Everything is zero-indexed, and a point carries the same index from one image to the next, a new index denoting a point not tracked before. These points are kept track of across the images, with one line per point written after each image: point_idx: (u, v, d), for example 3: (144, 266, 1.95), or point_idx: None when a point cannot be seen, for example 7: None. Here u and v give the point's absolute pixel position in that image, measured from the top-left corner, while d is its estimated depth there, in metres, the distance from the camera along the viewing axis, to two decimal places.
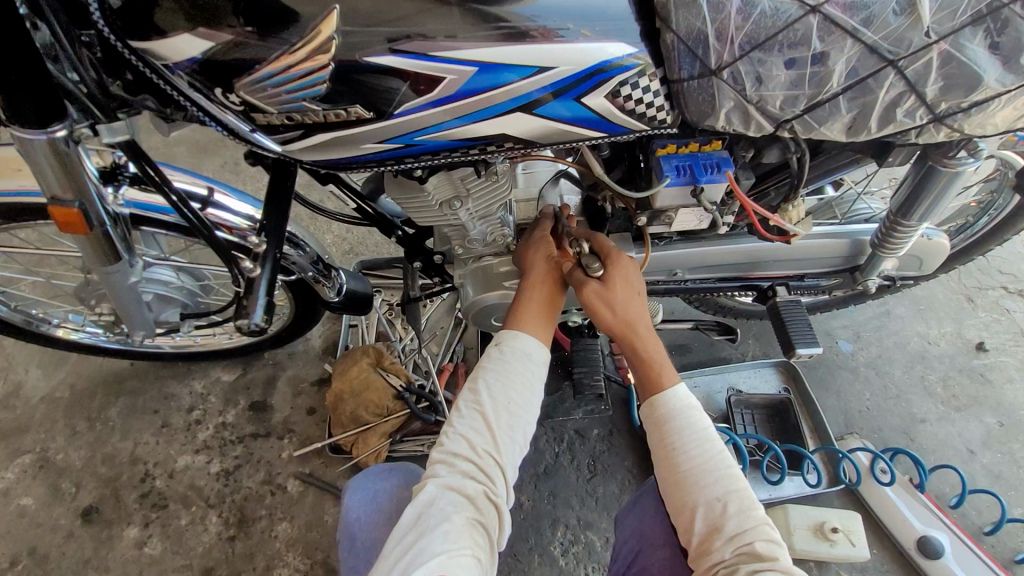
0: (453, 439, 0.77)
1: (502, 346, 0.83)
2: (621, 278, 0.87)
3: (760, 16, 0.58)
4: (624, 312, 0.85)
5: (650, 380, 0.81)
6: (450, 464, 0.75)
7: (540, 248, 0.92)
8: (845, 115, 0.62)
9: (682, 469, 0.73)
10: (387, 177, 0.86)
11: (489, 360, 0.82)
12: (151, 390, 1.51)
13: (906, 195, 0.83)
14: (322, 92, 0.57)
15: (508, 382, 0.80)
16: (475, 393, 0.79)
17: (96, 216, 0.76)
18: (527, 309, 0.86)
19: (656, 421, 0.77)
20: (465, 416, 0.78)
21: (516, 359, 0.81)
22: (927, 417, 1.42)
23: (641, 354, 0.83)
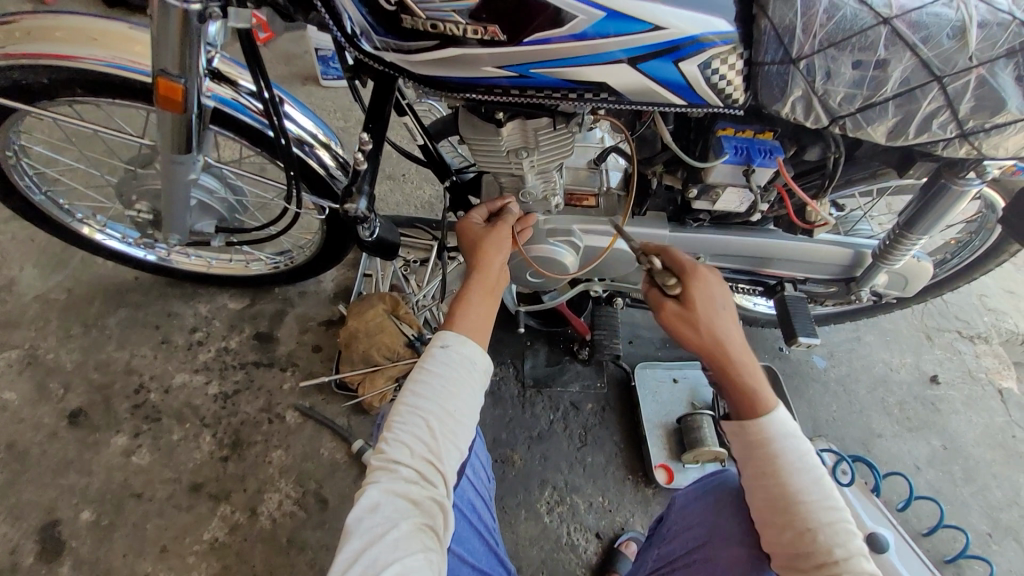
0: (394, 447, 0.71)
1: (444, 349, 0.78)
2: (698, 301, 0.85)
3: (841, 19, 0.69)
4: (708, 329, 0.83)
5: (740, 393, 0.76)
6: (392, 471, 0.70)
7: (491, 247, 0.94)
8: (890, 118, 0.73)
9: (771, 492, 0.70)
10: (465, 116, 0.92)
11: (429, 363, 0.77)
12: (154, 305, 1.48)
13: (914, 212, 0.95)
14: (469, 8, 0.64)
15: (449, 392, 0.75)
16: (415, 403, 0.74)
17: (194, 99, 0.80)
18: (465, 313, 0.83)
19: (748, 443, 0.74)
20: (407, 426, 0.72)
21: (458, 366, 0.77)
22: (883, 433, 1.57)
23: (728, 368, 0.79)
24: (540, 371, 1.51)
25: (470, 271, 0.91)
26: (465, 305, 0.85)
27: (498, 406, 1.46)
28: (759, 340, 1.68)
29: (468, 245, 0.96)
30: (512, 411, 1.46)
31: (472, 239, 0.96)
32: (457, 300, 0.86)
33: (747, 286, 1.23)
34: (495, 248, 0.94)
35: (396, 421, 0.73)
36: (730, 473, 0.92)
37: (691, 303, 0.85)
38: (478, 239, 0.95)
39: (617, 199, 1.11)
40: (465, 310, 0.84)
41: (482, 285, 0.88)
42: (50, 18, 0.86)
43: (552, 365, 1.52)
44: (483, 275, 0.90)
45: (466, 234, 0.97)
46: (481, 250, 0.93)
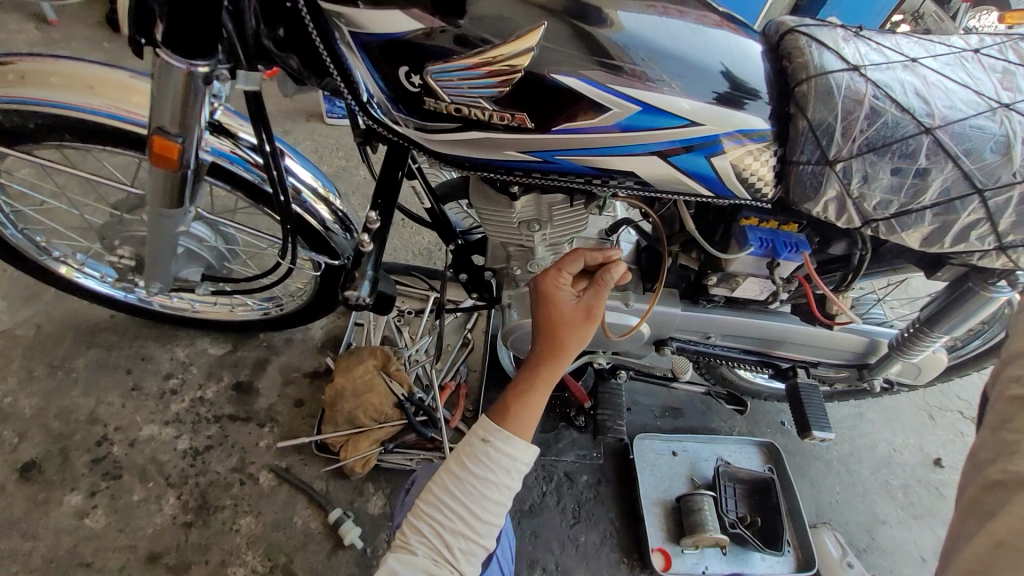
0: (423, 518, 0.75)
1: (487, 445, 0.77)
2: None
3: (881, 125, 0.66)
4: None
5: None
6: (417, 543, 0.74)
7: (571, 328, 0.83)
8: (927, 226, 0.70)
9: None
10: (477, 185, 0.87)
11: (471, 456, 0.76)
12: (128, 348, 1.39)
13: (935, 310, 0.92)
14: (497, 94, 0.60)
15: (481, 489, 0.75)
16: (448, 491, 0.76)
17: (191, 156, 0.74)
18: (521, 411, 0.79)
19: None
20: (437, 505, 0.75)
21: (497, 466, 0.75)
22: (887, 519, 1.50)
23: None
24: (533, 437, 1.44)
25: (542, 350, 0.83)
26: (523, 397, 0.80)
27: None
28: (760, 413, 1.62)
29: (547, 309, 0.84)
30: None
31: (554, 308, 0.83)
32: (515, 387, 0.81)
33: (756, 366, 1.17)
34: (577, 329, 0.83)
35: (429, 498, 0.76)
36: None
37: None
38: (562, 311, 0.83)
39: (627, 272, 1.06)
40: (523, 410, 0.80)
41: (547, 376, 0.82)
42: (47, 62, 0.81)
43: (547, 432, 1.45)
44: (551, 361, 0.83)
45: (551, 296, 0.84)
46: (560, 331, 0.83)
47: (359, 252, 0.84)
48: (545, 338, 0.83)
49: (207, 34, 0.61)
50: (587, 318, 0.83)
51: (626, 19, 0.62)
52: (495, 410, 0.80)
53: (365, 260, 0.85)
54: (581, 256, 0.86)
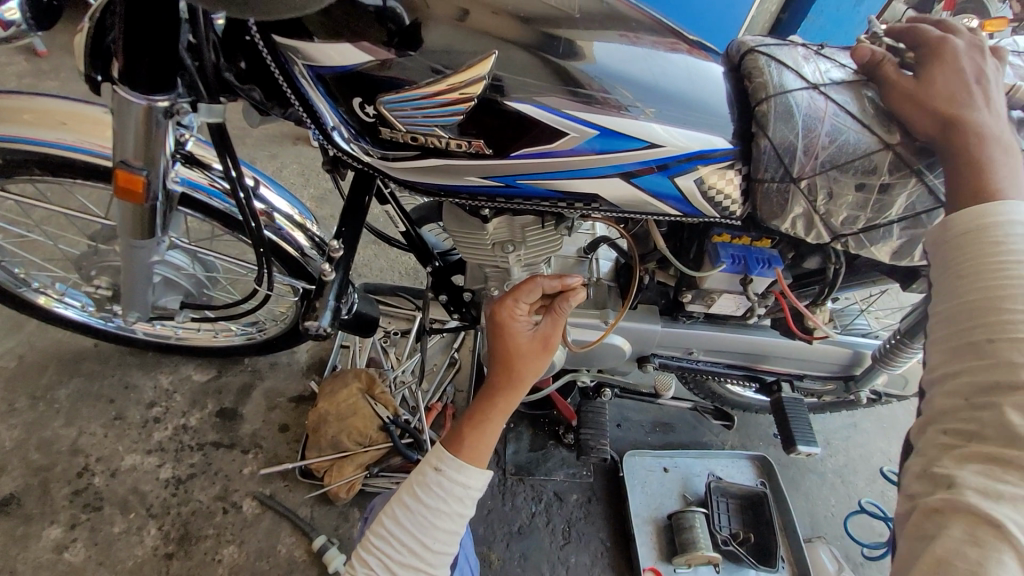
0: (374, 542, 0.76)
1: (438, 475, 0.76)
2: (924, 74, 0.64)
3: (842, 143, 0.66)
4: (942, 107, 0.62)
5: (952, 260, 0.57)
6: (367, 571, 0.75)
7: (526, 359, 0.80)
8: (895, 241, 0.70)
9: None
10: (449, 208, 0.87)
11: (422, 485, 0.76)
12: (111, 377, 1.38)
13: (914, 320, 0.91)
14: (455, 122, 0.60)
15: (431, 518, 0.75)
16: (399, 519, 0.76)
17: (157, 189, 0.74)
18: (474, 443, 0.77)
19: (961, 167, 0.59)
20: (387, 534, 0.75)
21: (447, 496, 0.75)
22: (884, 531, 1.47)
23: (978, 237, 0.55)
24: (522, 457, 1.42)
25: (497, 380, 0.80)
26: (478, 428, 0.78)
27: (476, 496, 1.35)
28: (752, 425, 1.60)
29: (500, 340, 0.80)
30: (490, 502, 1.35)
31: (508, 339, 0.80)
32: (468, 419, 0.79)
33: (742, 381, 1.16)
34: (532, 359, 0.80)
35: (381, 523, 0.77)
36: None
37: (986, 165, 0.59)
38: (516, 342, 0.80)
39: (606, 290, 1.05)
40: (478, 443, 0.77)
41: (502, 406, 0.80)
42: (17, 97, 0.81)
43: (536, 451, 1.43)
44: (506, 391, 0.80)
45: (506, 326, 0.80)
46: (515, 362, 0.79)
47: (321, 282, 0.83)
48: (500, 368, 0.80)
49: (164, 69, 0.62)
50: (543, 350, 0.80)
51: (598, 52, 0.64)
52: (449, 439, 0.78)
53: (327, 290, 0.84)
54: (538, 284, 0.81)
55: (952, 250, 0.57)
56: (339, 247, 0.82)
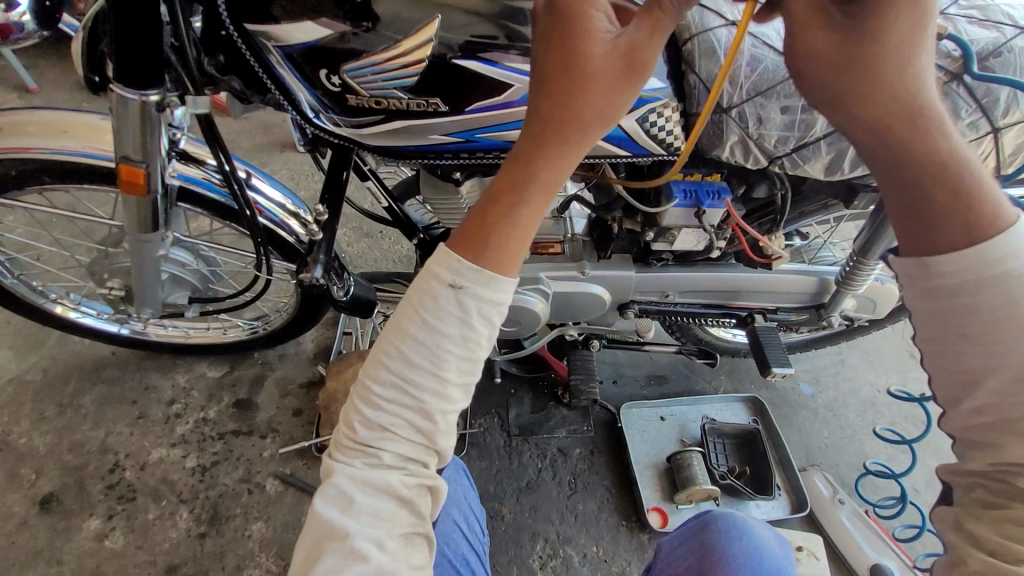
0: (366, 428, 0.52)
1: (455, 292, 0.50)
2: (875, 78, 0.46)
3: (763, 70, 0.73)
4: (904, 64, 0.46)
5: (929, 298, 0.48)
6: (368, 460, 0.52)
7: (600, 87, 0.47)
8: (825, 156, 0.77)
9: None
10: (424, 177, 0.94)
11: (429, 308, 0.50)
12: (131, 380, 1.47)
13: (865, 239, 0.98)
14: (410, 84, 0.68)
15: (446, 349, 0.51)
16: (398, 373, 0.52)
17: (157, 180, 0.82)
18: (502, 236, 0.50)
19: (899, 158, 0.46)
20: (394, 390, 0.52)
21: (463, 318, 0.50)
22: (877, 456, 1.54)
23: (979, 285, 0.46)
24: (525, 419, 1.49)
25: (547, 118, 0.48)
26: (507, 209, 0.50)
27: (484, 458, 1.43)
28: (744, 371, 1.67)
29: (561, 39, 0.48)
30: (498, 462, 1.43)
31: (574, 47, 0.48)
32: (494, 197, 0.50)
33: (719, 320, 1.23)
34: (609, 84, 0.48)
35: (375, 373, 0.53)
36: (713, 515, 0.91)
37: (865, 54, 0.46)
38: (577, 50, 0.48)
39: (582, 245, 1.13)
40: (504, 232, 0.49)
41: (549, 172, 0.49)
42: (23, 114, 0.90)
43: (537, 412, 1.50)
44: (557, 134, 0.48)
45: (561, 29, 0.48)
46: (577, 87, 0.48)
47: (311, 241, 0.91)
48: (555, 88, 0.48)
49: (153, 68, 0.70)
50: (627, 70, 0.47)
51: None
52: (457, 236, 0.51)
53: (317, 247, 0.91)
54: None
55: (937, 299, 0.48)
56: (325, 213, 0.90)
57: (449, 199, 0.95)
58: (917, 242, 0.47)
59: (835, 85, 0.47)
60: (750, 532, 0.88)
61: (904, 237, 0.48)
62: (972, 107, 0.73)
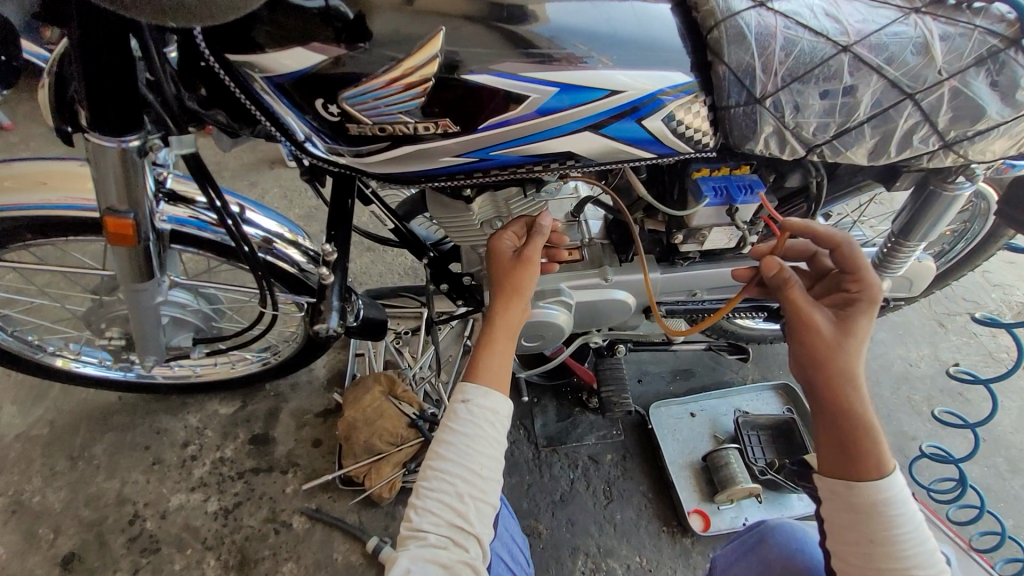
0: (419, 512, 0.66)
1: (468, 405, 0.71)
2: (837, 352, 0.68)
3: (799, 53, 0.67)
4: (852, 352, 0.68)
5: (841, 501, 0.66)
6: (418, 539, 0.64)
7: (518, 272, 0.81)
8: (868, 141, 0.70)
9: (908, 561, 0.63)
10: (430, 194, 0.87)
11: (454, 419, 0.70)
12: (142, 425, 1.41)
13: (906, 220, 0.92)
14: (417, 105, 0.62)
15: (474, 445, 0.68)
16: (440, 466, 0.68)
17: (147, 229, 0.75)
18: (490, 365, 0.75)
19: (849, 421, 0.66)
20: (437, 480, 0.67)
21: (483, 419, 0.70)
22: (917, 434, 1.48)
23: (874, 510, 0.64)
24: (551, 428, 1.44)
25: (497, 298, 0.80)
26: (488, 352, 0.76)
27: (514, 473, 1.38)
28: (770, 356, 1.62)
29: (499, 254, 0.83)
30: (529, 476, 1.38)
31: (496, 261, 0.83)
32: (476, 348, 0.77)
33: (749, 313, 1.17)
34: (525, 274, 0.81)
35: (422, 479, 0.68)
36: (769, 527, 0.86)
37: (845, 326, 0.70)
38: (501, 262, 0.82)
39: (601, 249, 1.06)
40: (491, 364, 0.75)
41: (505, 324, 0.79)
42: None
43: (563, 420, 1.45)
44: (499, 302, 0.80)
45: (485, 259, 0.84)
46: (505, 280, 0.81)
47: (322, 284, 0.84)
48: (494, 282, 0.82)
49: (130, 111, 0.64)
50: (522, 260, 0.80)
51: (580, 15, 0.65)
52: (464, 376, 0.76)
53: (330, 290, 0.85)
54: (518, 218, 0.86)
55: (853, 509, 0.65)
56: (335, 252, 0.83)
57: (458, 217, 0.88)
58: (834, 467, 0.67)
59: (814, 369, 0.69)
60: (810, 545, 0.83)
61: (837, 465, 0.67)
62: None
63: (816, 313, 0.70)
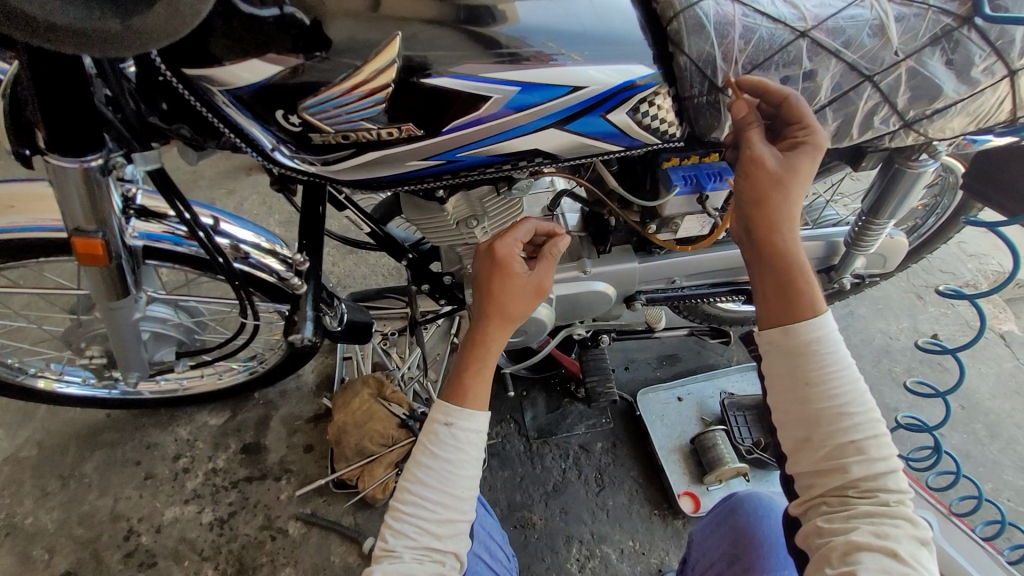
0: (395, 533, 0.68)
1: (450, 428, 0.70)
2: (779, 198, 0.63)
3: (759, 40, 0.68)
4: (789, 200, 0.64)
5: (779, 347, 0.64)
6: (393, 559, 0.67)
7: (510, 288, 0.78)
8: (831, 124, 0.71)
9: (831, 405, 0.61)
10: (404, 197, 0.87)
11: (433, 442, 0.70)
12: (131, 441, 1.41)
13: (875, 199, 0.93)
14: (379, 111, 0.62)
15: (452, 470, 0.69)
16: (418, 491, 0.69)
17: (118, 248, 0.75)
18: (477, 382, 0.73)
19: (780, 266, 0.64)
20: (415, 503, 0.68)
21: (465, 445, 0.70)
22: (899, 405, 1.51)
23: (806, 352, 0.62)
24: (541, 420, 1.45)
25: (488, 311, 0.77)
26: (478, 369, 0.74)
27: (506, 467, 1.39)
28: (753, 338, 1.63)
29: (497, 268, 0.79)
30: (522, 468, 1.39)
31: (504, 276, 0.78)
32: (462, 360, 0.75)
33: (730, 297, 1.18)
34: (521, 294, 0.78)
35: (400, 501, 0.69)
36: (738, 497, 0.89)
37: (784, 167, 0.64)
38: (506, 279, 0.78)
39: (579, 241, 1.07)
40: (478, 381, 0.73)
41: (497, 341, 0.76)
42: None
43: (553, 412, 1.46)
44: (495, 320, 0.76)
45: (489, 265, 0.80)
46: (507, 304, 0.77)
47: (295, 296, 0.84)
48: (493, 295, 0.77)
49: (89, 129, 0.63)
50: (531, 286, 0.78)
51: (538, 10, 0.64)
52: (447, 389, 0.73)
53: (302, 302, 0.84)
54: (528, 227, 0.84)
55: (787, 353, 0.63)
56: (305, 261, 0.84)
57: (433, 219, 0.88)
58: (769, 316, 0.65)
59: (754, 217, 0.64)
60: (774, 509, 0.86)
61: (775, 309, 0.64)
62: (988, 50, 0.66)
63: (766, 156, 0.64)
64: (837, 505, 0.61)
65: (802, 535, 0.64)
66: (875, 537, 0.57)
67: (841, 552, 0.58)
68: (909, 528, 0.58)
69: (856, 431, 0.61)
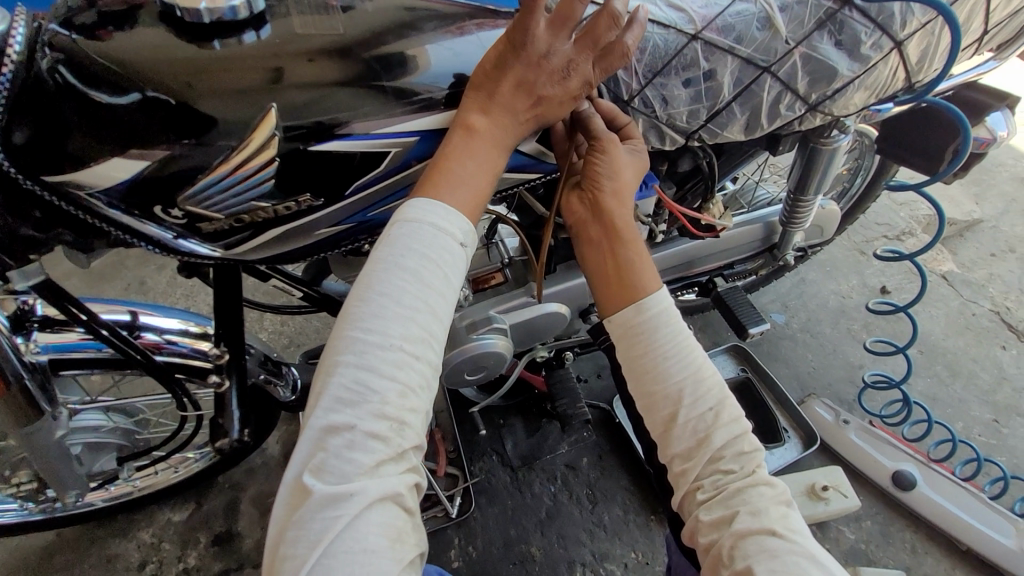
0: (353, 455, 0.50)
1: (411, 237, 0.54)
2: (603, 187, 0.68)
3: (653, 48, 0.68)
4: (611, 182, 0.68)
5: (619, 326, 0.66)
6: (353, 442, 0.50)
7: (527, 78, 0.59)
8: (740, 118, 0.71)
9: (671, 379, 0.63)
10: (334, 257, 0.85)
11: (394, 272, 0.53)
12: (88, 558, 1.29)
13: (798, 176, 0.95)
14: (270, 187, 0.60)
15: (413, 309, 0.53)
16: (381, 336, 0.52)
17: (13, 372, 0.75)
18: (445, 180, 0.57)
19: (610, 247, 0.67)
20: (382, 360, 0.51)
21: (436, 276, 0.54)
22: (864, 362, 1.55)
23: (638, 331, 0.64)
24: (523, 446, 1.41)
25: (485, 93, 0.60)
26: (451, 167, 0.58)
27: (495, 503, 1.35)
28: (717, 321, 1.61)
29: (523, 45, 0.58)
30: (512, 501, 1.35)
31: (523, 59, 0.58)
32: (437, 156, 0.59)
33: (682, 291, 1.18)
34: (539, 84, 0.60)
35: (356, 341, 0.52)
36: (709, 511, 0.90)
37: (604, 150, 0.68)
38: (542, 73, 0.59)
39: (523, 266, 1.04)
40: (447, 176, 0.57)
41: (489, 137, 0.60)
42: None
43: (533, 435, 1.42)
44: (483, 156, 0.59)
45: (529, 39, 0.57)
46: (517, 122, 0.61)
47: (219, 392, 0.86)
48: (508, 94, 0.59)
49: None
50: (540, 81, 0.59)
51: (426, 56, 0.64)
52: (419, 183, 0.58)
53: (228, 399, 0.87)
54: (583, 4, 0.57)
55: (626, 330, 0.65)
56: (225, 353, 0.84)
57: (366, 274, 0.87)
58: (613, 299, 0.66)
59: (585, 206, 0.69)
60: None
61: (610, 290, 0.67)
62: (872, 27, 0.67)
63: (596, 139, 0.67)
64: (714, 496, 0.62)
65: (688, 532, 0.65)
66: (755, 518, 0.59)
67: (730, 546, 0.58)
68: (774, 493, 0.62)
69: (695, 405, 0.63)
